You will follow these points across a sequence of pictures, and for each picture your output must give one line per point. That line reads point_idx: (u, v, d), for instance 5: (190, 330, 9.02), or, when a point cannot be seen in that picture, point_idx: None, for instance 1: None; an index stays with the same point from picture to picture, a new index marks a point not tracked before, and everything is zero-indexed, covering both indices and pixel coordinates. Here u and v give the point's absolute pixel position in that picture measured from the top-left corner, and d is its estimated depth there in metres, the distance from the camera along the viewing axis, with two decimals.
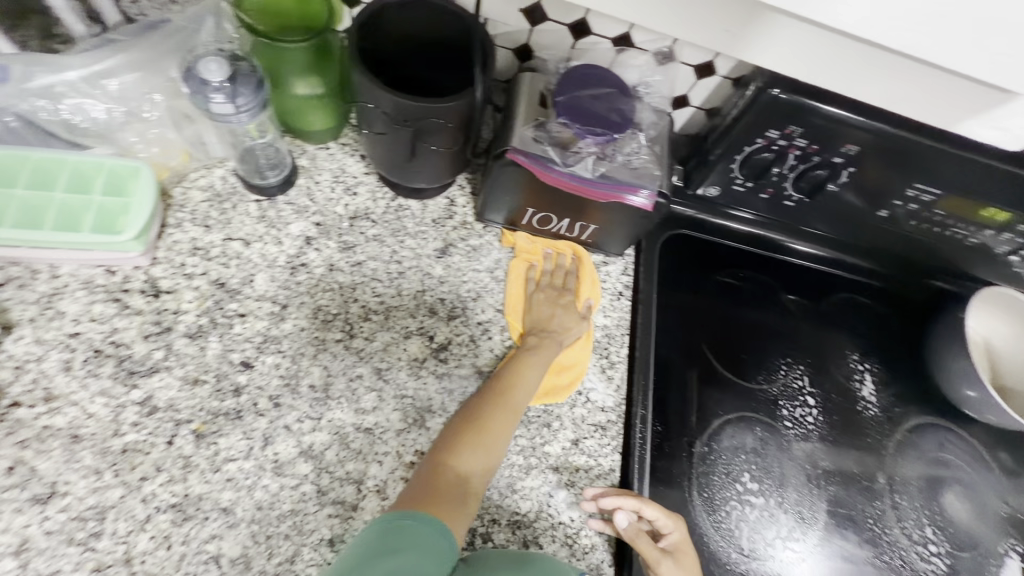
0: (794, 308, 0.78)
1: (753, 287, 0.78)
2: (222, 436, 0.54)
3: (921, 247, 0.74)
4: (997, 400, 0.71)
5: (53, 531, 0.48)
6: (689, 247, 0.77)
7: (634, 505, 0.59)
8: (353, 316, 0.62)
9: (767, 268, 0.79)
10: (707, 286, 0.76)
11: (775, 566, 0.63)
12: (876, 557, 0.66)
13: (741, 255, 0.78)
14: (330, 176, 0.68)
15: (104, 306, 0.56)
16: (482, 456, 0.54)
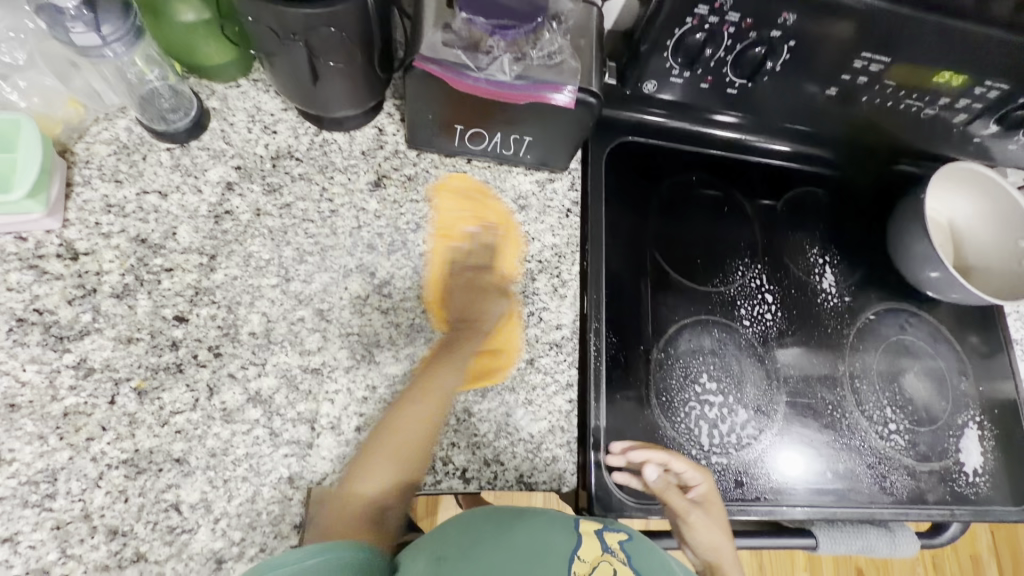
0: (751, 208, 0.76)
1: (707, 190, 0.75)
2: (165, 390, 0.54)
3: (877, 128, 0.71)
4: (957, 278, 0.70)
5: (6, 496, 0.48)
6: (637, 155, 0.74)
7: (663, 458, 0.60)
8: (287, 259, 0.60)
9: (721, 169, 0.76)
10: (659, 194, 0.73)
11: (736, 458, 0.64)
12: (835, 440, 0.67)
13: (693, 158, 0.75)
14: (245, 116, 0.64)
15: (20, 275, 0.54)
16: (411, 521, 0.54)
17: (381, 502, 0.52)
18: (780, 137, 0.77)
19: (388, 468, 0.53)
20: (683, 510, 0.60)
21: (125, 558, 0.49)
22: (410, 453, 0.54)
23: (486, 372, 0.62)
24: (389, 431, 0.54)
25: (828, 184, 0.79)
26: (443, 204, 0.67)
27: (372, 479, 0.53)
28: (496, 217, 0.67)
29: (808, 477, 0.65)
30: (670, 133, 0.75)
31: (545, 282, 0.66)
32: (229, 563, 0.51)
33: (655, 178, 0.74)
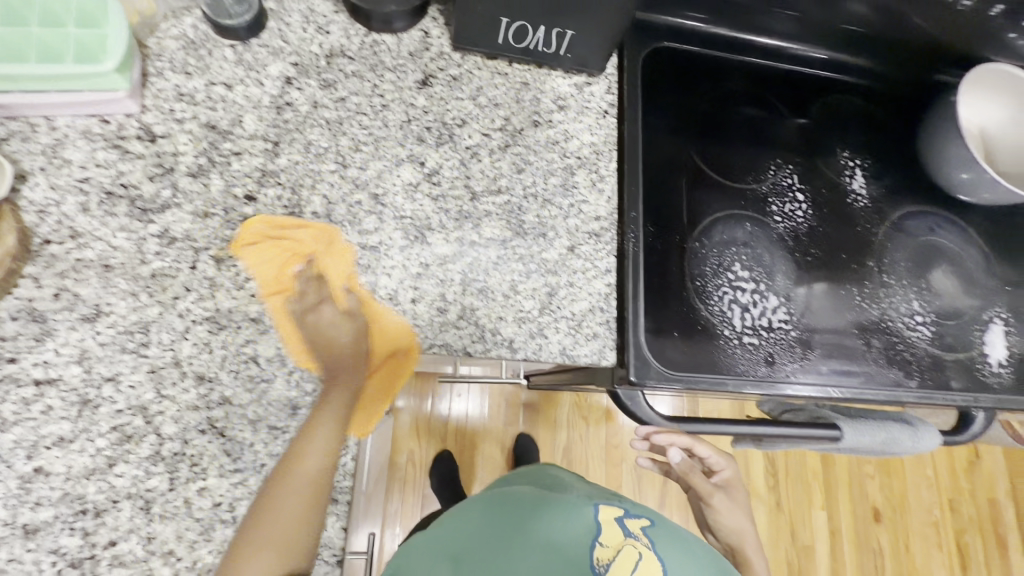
0: (783, 113, 0.77)
1: (740, 95, 0.77)
2: (240, 259, 0.58)
3: (909, 25, 0.72)
4: (991, 176, 0.71)
5: (107, 342, 0.54)
6: (672, 61, 0.76)
7: (687, 441, 0.72)
8: (344, 148, 0.64)
9: (754, 75, 0.78)
10: (693, 98, 0.76)
11: (768, 341, 0.67)
12: (862, 329, 0.70)
13: (726, 65, 0.77)
14: (300, 17, 0.67)
15: (106, 153, 0.58)
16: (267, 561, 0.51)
17: (322, 466, 0.54)
18: (813, 43, 0.78)
19: (305, 510, 0.53)
20: (707, 491, 0.76)
21: (212, 401, 0.54)
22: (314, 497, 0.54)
23: (530, 256, 0.65)
24: (296, 457, 0.53)
25: (860, 92, 0.80)
26: (487, 102, 0.70)
27: (308, 458, 0.53)
28: (522, 227, 0.65)
29: (836, 361, 0.68)
30: (704, 38, 0.76)
31: (585, 177, 0.69)
32: (303, 410, 0.56)
33: (689, 84, 0.76)
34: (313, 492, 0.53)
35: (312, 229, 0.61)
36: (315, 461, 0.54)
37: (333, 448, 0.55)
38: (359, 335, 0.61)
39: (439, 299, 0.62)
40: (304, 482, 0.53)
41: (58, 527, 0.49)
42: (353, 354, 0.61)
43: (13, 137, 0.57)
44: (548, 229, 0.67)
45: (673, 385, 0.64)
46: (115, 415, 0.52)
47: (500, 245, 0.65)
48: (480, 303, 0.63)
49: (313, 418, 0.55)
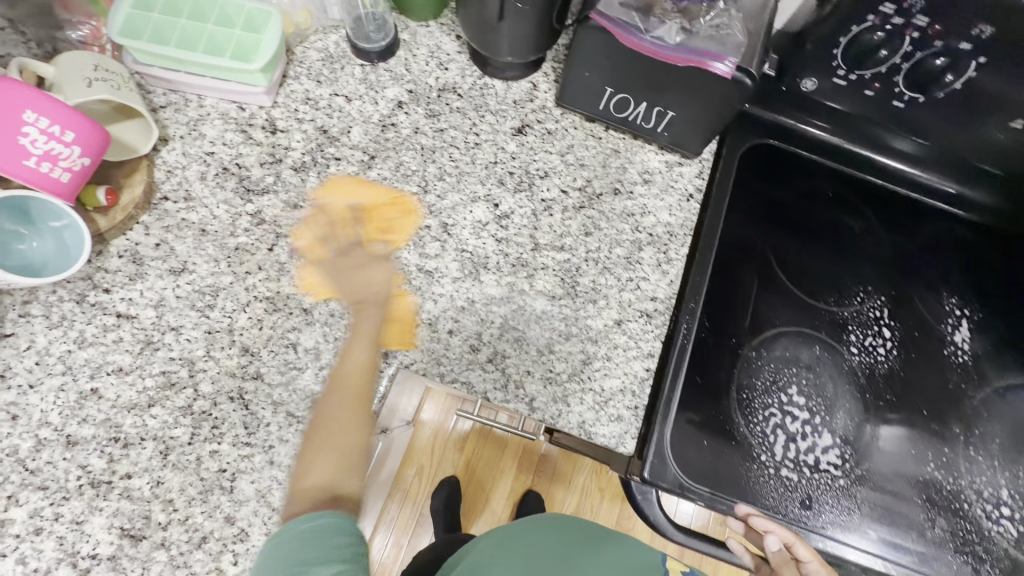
0: (888, 237, 0.71)
1: (840, 208, 0.71)
2: (310, 252, 0.63)
3: None
4: None
5: (182, 296, 0.60)
6: (769, 158, 0.72)
7: None
8: (430, 174, 0.68)
9: (859, 191, 0.72)
10: (788, 199, 0.71)
11: (811, 481, 0.60)
12: (928, 500, 0.61)
13: (831, 174, 0.72)
14: (427, 51, 0.74)
15: (233, 135, 0.67)
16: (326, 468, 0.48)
17: (326, 482, 0.47)
18: (933, 168, 0.70)
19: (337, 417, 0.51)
20: None
21: (248, 374, 0.58)
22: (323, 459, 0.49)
23: (573, 318, 0.65)
24: (319, 424, 0.51)
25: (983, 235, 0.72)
26: (574, 161, 0.71)
27: (309, 488, 0.47)
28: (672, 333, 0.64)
29: (888, 526, 0.60)
30: (811, 141, 0.72)
31: (651, 256, 0.68)
32: None
33: (784, 184, 0.72)
34: (311, 500, 0.46)
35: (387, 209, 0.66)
36: (313, 478, 0.48)
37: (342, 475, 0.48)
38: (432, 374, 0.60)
39: (475, 337, 0.63)
40: (349, 384, 0.53)
41: (93, 447, 0.55)
42: (378, 260, 0.62)
43: (169, 107, 0.67)
44: (600, 297, 0.66)
45: (686, 494, 0.59)
46: (168, 361, 0.58)
47: (548, 300, 0.65)
48: (513, 352, 0.63)
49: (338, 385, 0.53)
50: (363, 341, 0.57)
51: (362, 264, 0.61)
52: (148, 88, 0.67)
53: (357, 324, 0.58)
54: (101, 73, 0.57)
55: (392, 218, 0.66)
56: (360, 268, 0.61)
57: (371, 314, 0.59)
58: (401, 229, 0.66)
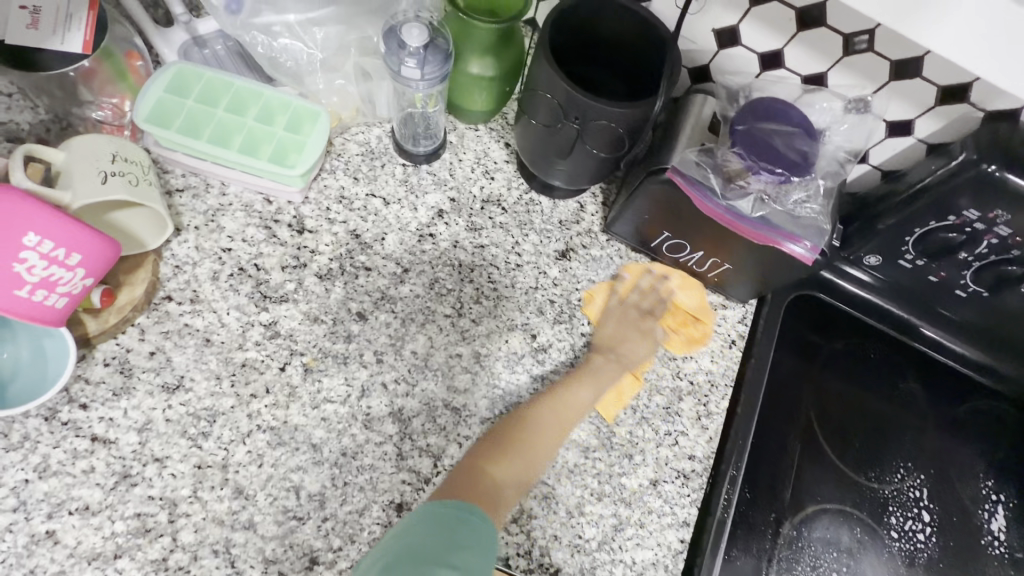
0: (925, 406, 0.69)
1: (883, 373, 0.70)
2: (327, 376, 0.57)
3: None
4: None
5: (172, 420, 0.52)
6: (818, 314, 0.70)
7: None
8: (466, 295, 0.63)
9: (909, 358, 0.70)
10: (828, 358, 0.69)
11: None
12: None
13: (879, 335, 0.70)
14: (473, 157, 0.69)
15: (255, 231, 0.61)
16: (518, 466, 0.55)
17: (508, 483, 0.53)
18: (973, 341, 0.69)
19: (549, 438, 0.57)
20: None
21: (239, 522, 0.51)
22: (531, 469, 0.55)
23: (607, 476, 0.59)
24: (513, 437, 0.56)
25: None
26: (617, 294, 0.67)
27: (509, 485, 0.53)
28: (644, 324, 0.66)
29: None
30: (866, 303, 0.70)
31: (691, 408, 0.64)
32: (320, 567, 0.51)
33: (831, 342, 0.70)
34: (476, 498, 0.50)
35: (683, 287, 0.68)
36: (505, 473, 0.54)
37: (515, 483, 0.54)
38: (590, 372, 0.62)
39: None
40: (524, 439, 0.56)
41: None
42: (647, 337, 0.65)
43: (186, 191, 0.60)
44: (636, 451, 0.61)
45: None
46: (144, 501, 0.50)
47: (581, 452, 0.60)
48: (540, 511, 0.57)
49: (515, 431, 0.57)
50: (616, 370, 0.63)
51: (632, 336, 0.65)
52: (165, 168, 0.60)
53: (627, 343, 0.64)
54: (119, 164, 0.50)
55: (691, 324, 0.67)
56: (636, 334, 0.65)
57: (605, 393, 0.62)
58: (677, 348, 0.66)
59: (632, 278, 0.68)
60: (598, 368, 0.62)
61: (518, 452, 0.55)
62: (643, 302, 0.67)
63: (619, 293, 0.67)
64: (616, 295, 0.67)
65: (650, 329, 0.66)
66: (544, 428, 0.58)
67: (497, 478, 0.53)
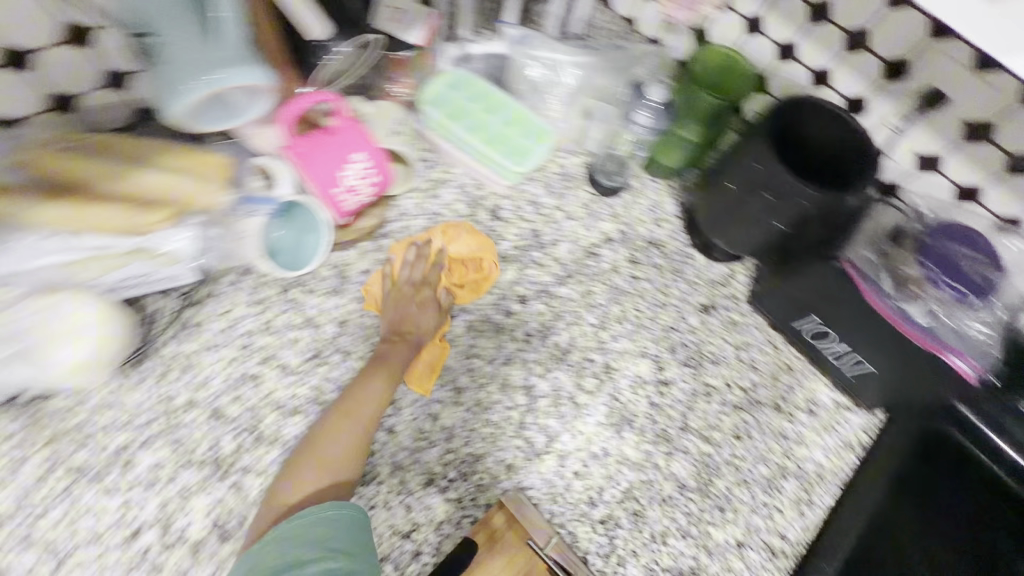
0: None
1: None
2: (483, 336, 0.66)
3: None
4: None
5: (363, 327, 0.64)
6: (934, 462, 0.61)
7: None
8: (612, 313, 0.71)
9: None
10: None
11: None
12: None
13: (1004, 488, 0.57)
14: (648, 202, 0.79)
15: (462, 206, 0.74)
16: (312, 471, 0.53)
17: (322, 488, 0.52)
18: None
19: (359, 418, 0.56)
20: None
21: (386, 423, 0.60)
22: (351, 455, 0.55)
23: (696, 518, 0.62)
24: (316, 439, 0.55)
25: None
26: (746, 360, 0.71)
27: (305, 495, 0.52)
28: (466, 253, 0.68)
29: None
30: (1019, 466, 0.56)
31: (792, 490, 0.65)
32: (435, 488, 0.59)
33: (948, 488, 0.60)
34: (270, 532, 0.50)
35: (461, 240, 0.69)
36: (297, 492, 0.52)
37: (330, 488, 0.52)
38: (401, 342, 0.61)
39: (596, 490, 0.61)
40: (355, 416, 0.56)
41: (232, 428, 0.58)
42: (425, 303, 0.64)
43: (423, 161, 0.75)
44: (729, 508, 0.63)
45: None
46: (326, 380, 0.61)
47: (677, 487, 0.63)
48: (627, 523, 0.60)
49: (345, 412, 0.56)
50: (384, 389, 0.58)
51: (412, 294, 0.64)
52: None
53: (358, 390, 0.58)
54: None
55: (472, 270, 0.68)
56: (416, 306, 0.64)
57: (377, 383, 0.58)
58: (466, 241, 0.68)
59: (398, 255, 0.67)
60: (370, 393, 0.58)
61: (338, 422, 0.56)
62: (399, 274, 0.66)
63: (398, 274, 0.66)
64: (400, 266, 0.66)
65: (402, 342, 0.62)
66: (342, 446, 0.55)
67: (298, 496, 0.52)
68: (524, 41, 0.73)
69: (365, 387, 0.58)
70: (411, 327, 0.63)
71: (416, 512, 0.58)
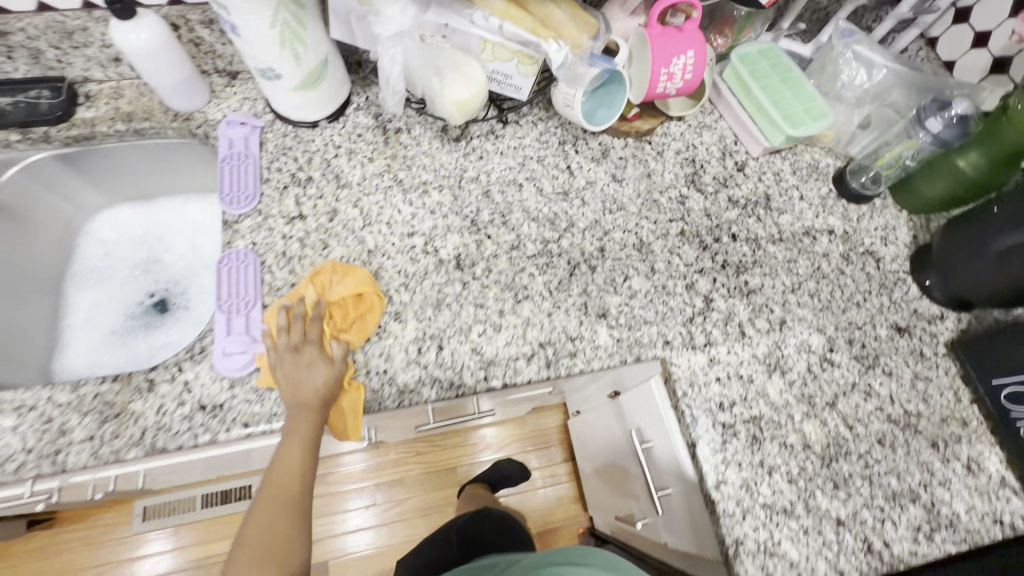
0: None
1: None
2: (689, 245, 0.77)
3: None
4: None
5: (603, 192, 0.79)
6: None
7: None
8: (806, 286, 0.76)
9: None
10: None
11: None
12: None
13: None
14: (884, 219, 0.82)
15: (716, 147, 0.84)
16: (281, 511, 0.56)
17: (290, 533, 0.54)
18: None
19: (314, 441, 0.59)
20: None
21: (590, 262, 0.74)
22: (279, 543, 0.54)
23: (808, 476, 0.65)
24: (252, 530, 0.54)
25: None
26: (920, 390, 0.71)
27: (281, 533, 0.54)
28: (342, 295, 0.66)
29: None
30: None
31: (914, 516, 0.64)
32: (603, 322, 0.70)
33: None
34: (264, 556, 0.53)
35: (340, 282, 0.67)
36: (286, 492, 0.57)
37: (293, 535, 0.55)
38: (308, 339, 0.63)
39: (728, 401, 0.68)
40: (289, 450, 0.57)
41: (489, 206, 0.76)
42: (328, 364, 0.61)
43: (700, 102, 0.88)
44: (842, 489, 0.65)
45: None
46: (561, 211, 0.77)
47: (801, 443, 0.66)
48: (743, 440, 0.66)
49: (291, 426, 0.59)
50: (321, 328, 0.64)
51: (309, 338, 0.63)
52: None
53: (331, 291, 0.66)
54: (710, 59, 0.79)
55: (355, 314, 0.66)
56: (308, 363, 0.61)
57: (325, 368, 0.61)
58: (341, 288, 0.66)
59: (307, 288, 0.67)
60: (293, 360, 0.61)
61: (283, 515, 0.55)
62: (324, 300, 0.66)
63: (280, 335, 0.63)
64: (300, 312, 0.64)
65: (318, 347, 0.63)
66: (286, 467, 0.57)
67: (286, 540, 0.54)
68: (850, 35, 0.82)
69: (307, 377, 0.60)
70: (313, 330, 0.64)
71: (583, 330, 0.70)
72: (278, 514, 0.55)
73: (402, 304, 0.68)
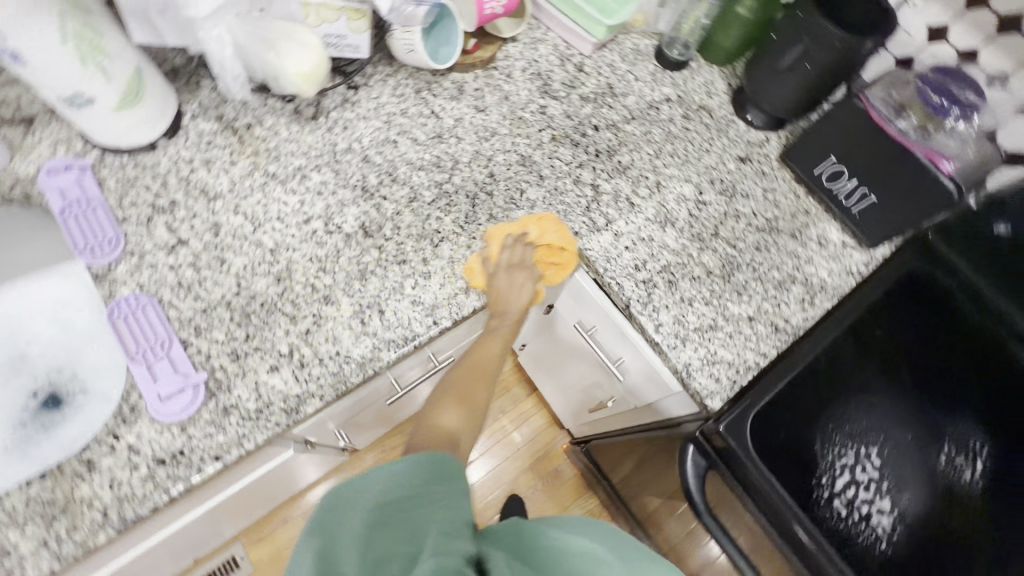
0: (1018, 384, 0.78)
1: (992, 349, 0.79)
2: (564, 146, 0.84)
3: None
4: None
5: (473, 124, 0.83)
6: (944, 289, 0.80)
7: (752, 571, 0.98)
8: (666, 150, 0.88)
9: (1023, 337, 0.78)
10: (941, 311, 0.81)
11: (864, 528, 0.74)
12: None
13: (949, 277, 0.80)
14: (703, 76, 0.96)
15: (554, 57, 0.92)
16: (457, 419, 0.61)
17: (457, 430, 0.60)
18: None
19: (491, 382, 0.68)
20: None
21: (485, 188, 0.78)
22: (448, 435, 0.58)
23: (718, 294, 0.78)
24: (433, 420, 0.61)
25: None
26: (772, 199, 0.87)
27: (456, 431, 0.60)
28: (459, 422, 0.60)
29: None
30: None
31: (799, 292, 0.81)
32: None
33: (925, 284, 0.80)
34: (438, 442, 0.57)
35: (555, 233, 0.76)
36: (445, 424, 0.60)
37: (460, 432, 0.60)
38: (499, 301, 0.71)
39: (641, 261, 0.78)
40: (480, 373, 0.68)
41: (373, 170, 0.76)
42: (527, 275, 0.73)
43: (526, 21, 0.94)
44: (746, 295, 0.79)
45: (793, 523, 0.66)
46: (443, 154, 0.80)
47: (705, 272, 0.79)
48: (662, 287, 0.77)
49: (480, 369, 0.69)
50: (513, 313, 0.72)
51: (519, 266, 0.72)
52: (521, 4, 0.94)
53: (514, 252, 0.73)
54: None
55: (549, 261, 0.76)
56: (515, 286, 0.72)
57: (528, 288, 0.73)
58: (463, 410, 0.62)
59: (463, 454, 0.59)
60: (495, 325, 0.72)
61: (468, 405, 0.63)
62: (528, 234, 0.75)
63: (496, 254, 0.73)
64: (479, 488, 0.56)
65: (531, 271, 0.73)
66: (467, 377, 0.67)
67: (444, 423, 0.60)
68: None
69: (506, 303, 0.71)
70: (512, 279, 0.72)
71: (503, 249, 0.75)
72: (457, 412, 0.62)
73: (327, 288, 0.68)
